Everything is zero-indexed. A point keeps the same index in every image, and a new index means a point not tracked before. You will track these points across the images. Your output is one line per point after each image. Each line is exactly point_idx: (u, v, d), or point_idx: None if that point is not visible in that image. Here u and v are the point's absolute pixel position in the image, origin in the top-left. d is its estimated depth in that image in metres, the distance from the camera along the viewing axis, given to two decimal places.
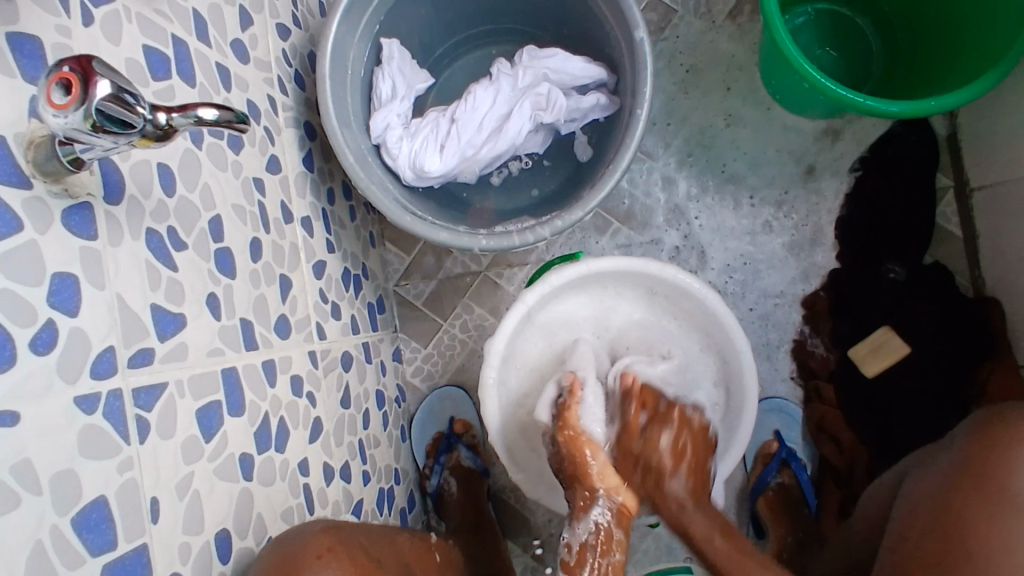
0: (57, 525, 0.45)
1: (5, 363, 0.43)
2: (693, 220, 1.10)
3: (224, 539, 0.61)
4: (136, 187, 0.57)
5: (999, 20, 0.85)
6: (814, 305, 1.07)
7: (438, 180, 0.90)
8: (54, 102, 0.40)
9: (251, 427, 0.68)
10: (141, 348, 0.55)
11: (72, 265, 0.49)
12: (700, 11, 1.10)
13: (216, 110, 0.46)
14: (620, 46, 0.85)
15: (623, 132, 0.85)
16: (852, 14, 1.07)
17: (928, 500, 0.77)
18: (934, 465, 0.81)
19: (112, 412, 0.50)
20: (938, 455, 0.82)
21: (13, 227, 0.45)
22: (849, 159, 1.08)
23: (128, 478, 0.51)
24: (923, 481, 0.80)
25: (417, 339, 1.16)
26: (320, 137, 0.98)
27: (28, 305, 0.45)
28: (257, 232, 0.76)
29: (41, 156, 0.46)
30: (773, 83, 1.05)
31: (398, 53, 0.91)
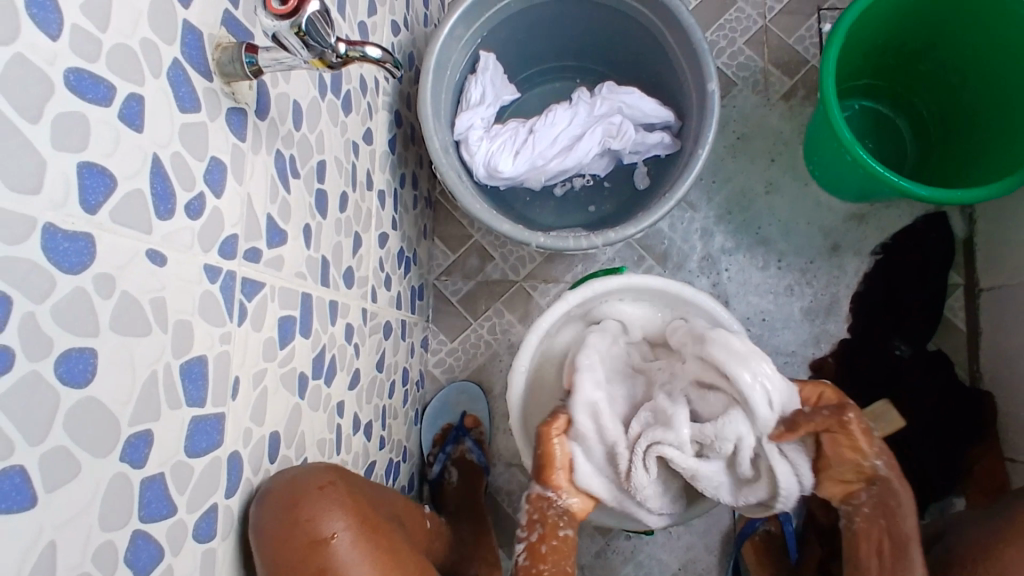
0: (170, 364, 0.50)
1: (167, 213, 0.49)
2: (721, 271, 1.19)
3: (274, 441, 0.66)
4: (275, 112, 0.65)
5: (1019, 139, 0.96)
6: (821, 368, 1.14)
7: (506, 182, 0.99)
8: (272, 8, 0.48)
9: (311, 352, 0.74)
10: (253, 246, 0.61)
11: (223, 155, 0.56)
12: (758, 88, 1.22)
13: (379, 51, 0.55)
14: (691, 94, 0.95)
15: (682, 169, 0.94)
16: (894, 116, 1.19)
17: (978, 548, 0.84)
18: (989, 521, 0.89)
19: (225, 289, 0.56)
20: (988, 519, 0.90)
21: (194, 106, 0.52)
22: (872, 242, 1.17)
23: (224, 350, 0.56)
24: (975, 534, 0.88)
25: (445, 332, 1.23)
26: (404, 126, 1.07)
27: (191, 173, 0.52)
28: (346, 187, 0.84)
29: (225, 58, 0.54)
30: (815, 160, 1.15)
31: (492, 65, 1.01)
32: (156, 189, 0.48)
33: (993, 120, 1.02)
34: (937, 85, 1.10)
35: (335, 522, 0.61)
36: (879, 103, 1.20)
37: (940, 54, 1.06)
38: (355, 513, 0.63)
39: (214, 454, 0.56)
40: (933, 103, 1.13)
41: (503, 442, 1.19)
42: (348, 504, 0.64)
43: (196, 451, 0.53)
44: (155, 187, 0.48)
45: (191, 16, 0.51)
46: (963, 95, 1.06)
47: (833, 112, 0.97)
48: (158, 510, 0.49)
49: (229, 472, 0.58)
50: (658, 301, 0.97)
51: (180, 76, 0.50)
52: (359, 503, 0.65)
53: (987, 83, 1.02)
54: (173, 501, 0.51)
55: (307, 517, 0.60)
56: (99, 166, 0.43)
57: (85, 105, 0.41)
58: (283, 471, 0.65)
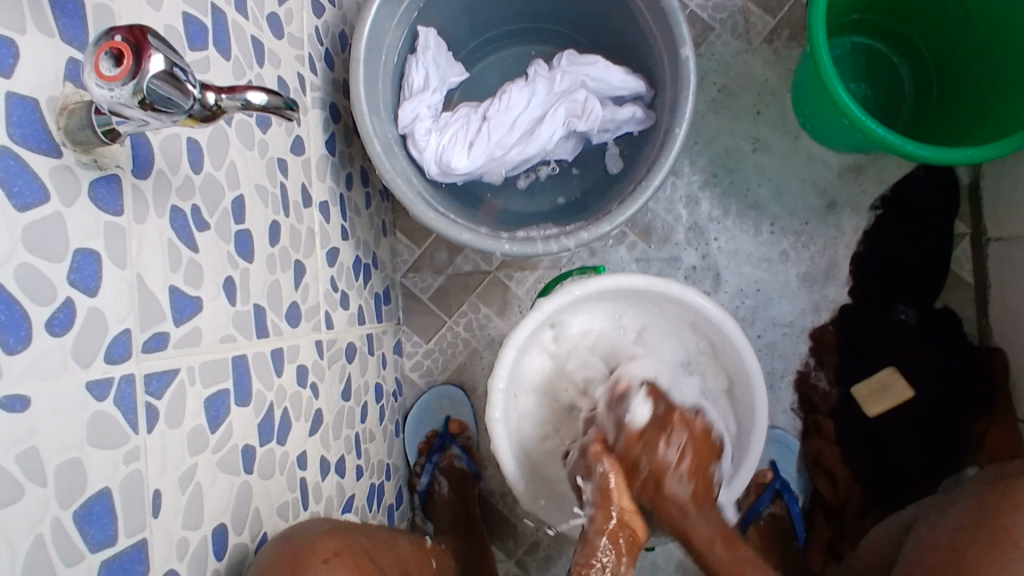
0: (60, 517, 0.42)
1: (20, 343, 0.40)
2: (709, 241, 1.09)
3: (221, 535, 0.59)
4: (164, 162, 0.54)
5: None
6: (821, 338, 1.07)
7: (462, 178, 0.87)
8: (101, 72, 0.37)
9: (255, 417, 0.66)
10: (156, 332, 0.52)
11: (95, 240, 0.46)
12: (738, 31, 1.08)
13: (266, 95, 0.44)
14: (662, 60, 0.83)
15: (657, 149, 0.82)
16: (890, 52, 1.07)
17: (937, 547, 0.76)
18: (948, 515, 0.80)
19: (123, 399, 0.48)
20: (948, 508, 0.82)
21: (40, 197, 0.42)
22: (871, 196, 1.07)
23: (133, 469, 0.48)
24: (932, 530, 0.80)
25: (419, 333, 1.14)
26: (344, 120, 0.95)
27: (48, 282, 0.42)
28: (277, 215, 0.74)
29: (73, 124, 0.43)
30: (805, 113, 1.04)
31: (434, 43, 0.88)
32: None
33: (1003, 55, 0.90)
34: (937, 15, 0.97)
35: None
36: (873, 39, 1.07)
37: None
38: None
39: None
40: (933, 36, 1.01)
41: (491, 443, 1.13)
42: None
43: None
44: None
45: (17, 86, 0.41)
46: (967, 25, 0.94)
47: (824, 65, 0.85)
48: None
49: None
50: (644, 298, 0.89)
51: (14, 167, 0.40)
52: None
53: (996, 10, 0.89)
54: None
55: None
56: None
57: None
58: (288, 535, 0.62)
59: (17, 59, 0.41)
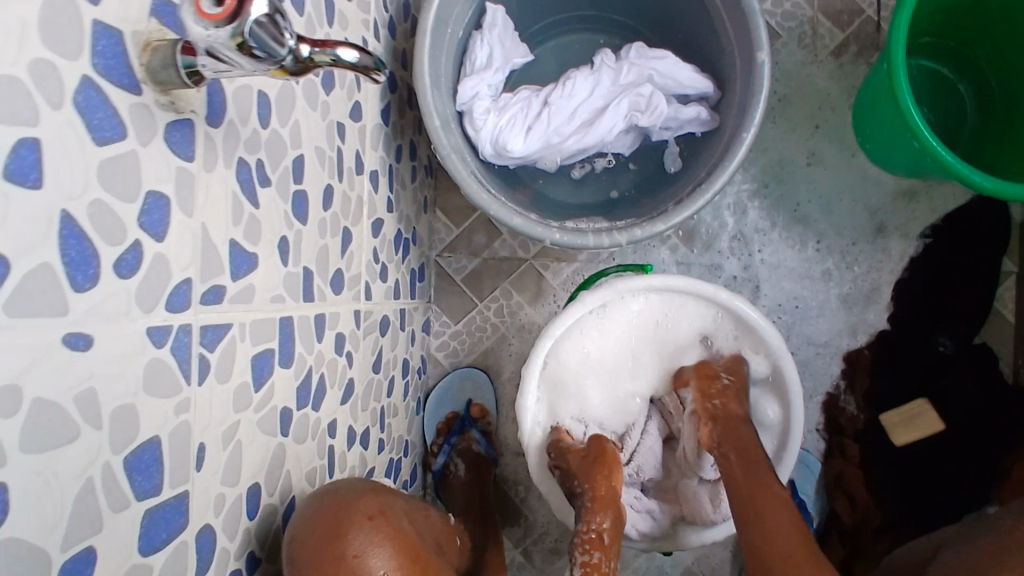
0: (111, 464, 0.41)
1: (88, 281, 0.38)
2: (752, 252, 1.08)
3: (254, 494, 0.58)
4: (236, 112, 0.53)
5: None
6: (855, 361, 1.05)
7: (516, 161, 0.86)
8: (203, 11, 0.36)
9: (295, 380, 0.65)
10: (214, 284, 0.51)
11: (166, 184, 0.45)
12: (805, 42, 1.06)
13: (356, 53, 0.43)
14: (734, 62, 0.81)
15: (720, 152, 0.81)
16: (955, 79, 1.05)
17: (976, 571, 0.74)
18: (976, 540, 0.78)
19: (178, 348, 0.47)
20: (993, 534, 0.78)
21: (117, 134, 0.40)
22: (922, 223, 1.05)
23: (182, 420, 0.47)
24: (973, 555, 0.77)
25: (448, 314, 1.14)
26: (399, 90, 0.94)
27: (119, 221, 0.41)
28: (331, 179, 0.73)
29: (157, 62, 0.42)
30: (866, 132, 1.01)
31: (501, 21, 0.87)
32: (69, 256, 0.37)
33: None
34: (1003, 48, 0.95)
35: (378, 559, 0.59)
36: (941, 64, 1.05)
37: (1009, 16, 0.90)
38: (400, 552, 0.60)
39: (178, 541, 0.48)
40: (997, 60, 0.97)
41: (510, 431, 1.13)
42: (394, 541, 0.61)
43: (150, 546, 0.45)
44: (68, 252, 0.37)
45: (104, 14, 0.39)
46: None
47: (900, 84, 0.83)
48: None
49: (199, 550, 0.50)
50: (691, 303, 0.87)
51: (95, 99, 0.38)
52: (405, 539, 0.63)
53: None
54: None
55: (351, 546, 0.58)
56: None
57: None
58: (338, 488, 0.65)
59: None
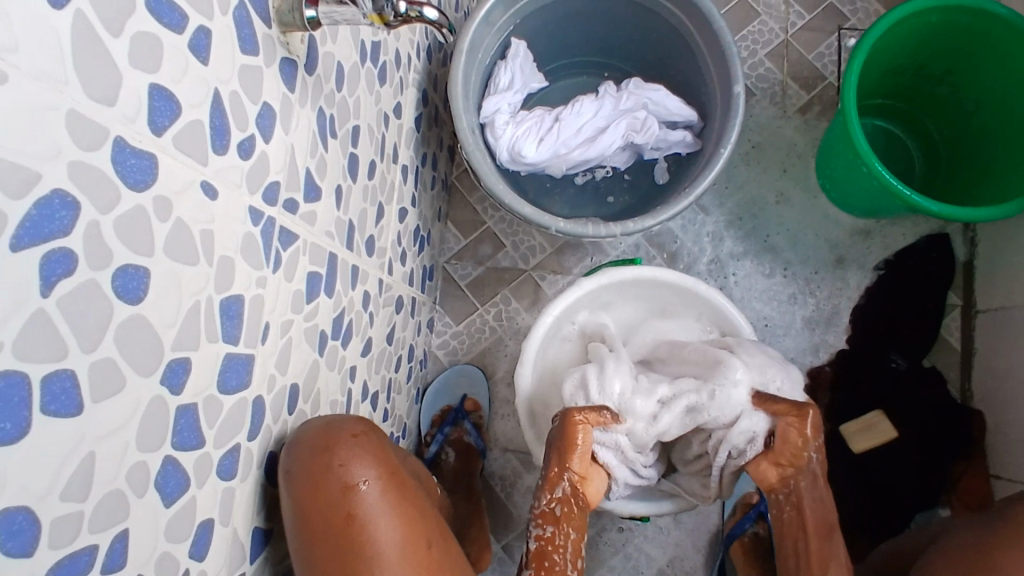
0: (212, 298, 0.50)
1: (221, 148, 0.50)
2: (727, 275, 1.21)
3: (294, 393, 0.67)
4: (322, 70, 0.66)
5: None
6: (818, 377, 1.17)
7: (529, 166, 1.00)
8: None
9: (332, 311, 0.75)
10: (291, 197, 0.62)
11: (273, 101, 0.57)
12: (775, 100, 1.24)
13: (436, 13, 0.56)
14: (716, 94, 0.97)
15: (702, 167, 0.96)
16: (903, 135, 1.23)
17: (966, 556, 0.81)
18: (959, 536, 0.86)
19: (264, 233, 0.57)
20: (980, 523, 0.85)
21: (253, 50, 0.53)
22: (876, 259, 1.20)
23: (258, 293, 0.57)
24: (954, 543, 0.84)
25: (451, 315, 1.24)
26: (430, 106, 1.09)
27: (244, 115, 0.53)
28: (375, 156, 0.85)
29: (286, 7, 0.55)
30: (827, 175, 1.17)
31: (523, 53, 1.03)
32: (214, 124, 0.49)
33: (1005, 131, 1.04)
34: (949, 107, 1.14)
35: (365, 471, 0.64)
36: (891, 122, 1.23)
37: (958, 77, 1.09)
38: (384, 465, 0.66)
39: (241, 395, 0.56)
40: (940, 119, 1.17)
41: (500, 428, 1.20)
42: (378, 457, 0.67)
43: (225, 388, 0.54)
44: (214, 121, 0.49)
45: None
46: (973, 110, 1.10)
47: (853, 126, 0.97)
48: (188, 440, 0.49)
49: (252, 416, 0.59)
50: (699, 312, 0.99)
51: (244, 18, 0.51)
52: (388, 458, 0.68)
53: (993, 94, 1.05)
54: (202, 433, 0.51)
55: (340, 459, 0.63)
56: (167, 90, 0.43)
57: (160, 27, 0.42)
58: (322, 417, 0.70)
59: None
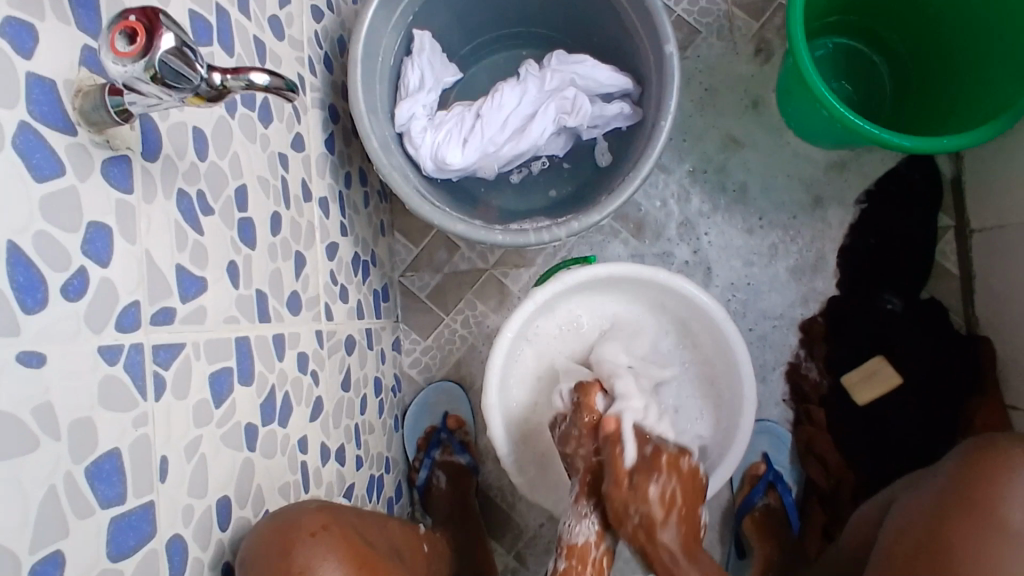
0: (72, 472, 0.44)
1: (38, 305, 0.43)
2: (700, 236, 1.12)
3: (224, 506, 0.61)
4: (171, 148, 0.57)
5: (1009, 46, 0.91)
6: (811, 329, 1.10)
7: (458, 173, 0.90)
8: (116, 49, 0.40)
9: (258, 398, 0.68)
10: (163, 306, 0.55)
11: (107, 216, 0.49)
12: (723, 34, 1.12)
13: (267, 75, 0.47)
14: (647, 57, 0.87)
15: (645, 142, 0.85)
16: (868, 52, 1.15)
17: (916, 522, 0.78)
18: (924, 490, 0.81)
19: (132, 366, 0.50)
20: (926, 482, 0.83)
21: (57, 171, 0.45)
22: (855, 191, 1.11)
23: (141, 433, 0.51)
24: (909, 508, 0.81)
25: (417, 330, 1.17)
26: (343, 121, 0.99)
27: (64, 249, 0.45)
28: (279, 206, 0.77)
29: (88, 105, 0.47)
30: (790, 111, 1.07)
31: (429, 45, 0.92)
32: (18, 282, 0.41)
33: (975, 32, 0.96)
34: (909, 13, 1.05)
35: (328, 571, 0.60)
36: (852, 39, 1.15)
37: None
38: (349, 560, 0.62)
39: (148, 548, 0.51)
40: (903, 27, 1.08)
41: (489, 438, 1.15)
42: (340, 551, 0.63)
43: (118, 552, 0.48)
44: (17, 278, 0.41)
45: (36, 67, 0.44)
46: (933, 13, 1.01)
47: (802, 63, 0.88)
48: None
49: (170, 558, 0.53)
50: (666, 295, 0.91)
51: (33, 141, 0.43)
52: (352, 547, 0.65)
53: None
54: None
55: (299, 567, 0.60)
56: None
57: None
58: (279, 511, 0.65)
59: (36, 43, 0.44)
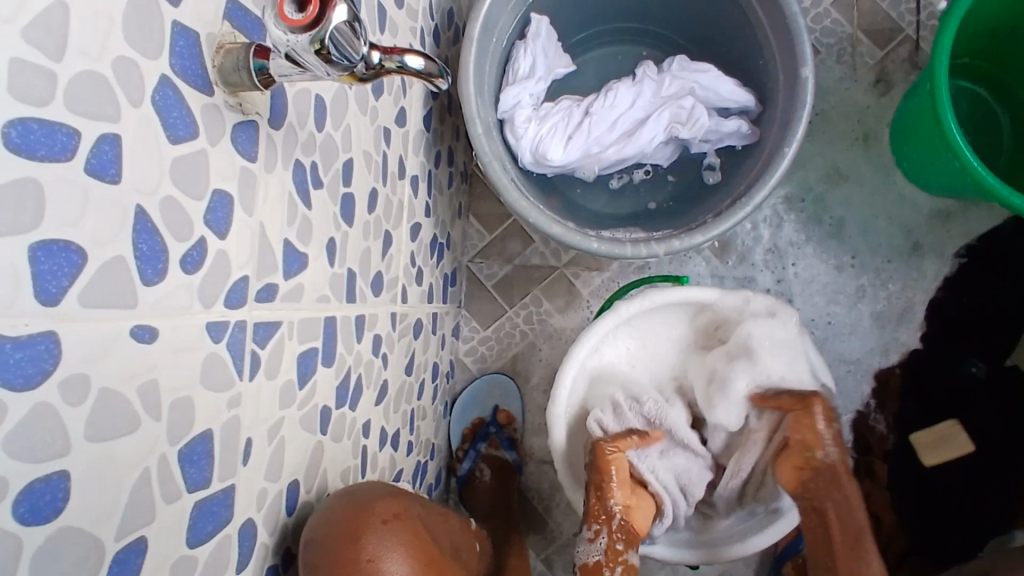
0: (166, 454, 0.42)
1: (156, 275, 0.40)
2: (786, 267, 1.07)
3: (293, 491, 0.59)
4: (294, 115, 0.54)
5: None
6: (887, 381, 1.05)
7: (555, 170, 0.86)
8: (286, 16, 0.37)
9: (335, 380, 0.66)
10: (267, 283, 0.52)
11: (230, 184, 0.46)
12: (845, 58, 1.06)
13: (422, 60, 0.44)
14: (777, 77, 0.81)
15: (761, 167, 0.81)
16: (991, 99, 1.08)
17: None
18: None
19: (233, 344, 0.48)
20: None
21: (189, 132, 0.42)
22: (960, 244, 1.04)
23: (233, 415, 0.48)
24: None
25: (477, 319, 1.14)
26: (441, 97, 0.95)
27: (187, 218, 0.42)
28: (376, 182, 0.74)
29: (229, 64, 0.44)
30: (905, 151, 1.01)
31: (545, 32, 0.88)
32: (141, 250, 0.38)
33: None
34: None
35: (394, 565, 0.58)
36: (971, 81, 1.09)
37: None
38: (415, 558, 0.60)
39: (223, 533, 0.49)
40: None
41: (536, 439, 1.13)
42: (409, 547, 0.61)
43: (197, 539, 0.46)
44: (140, 247, 0.38)
45: (182, 17, 0.41)
46: None
47: (943, 104, 0.81)
48: None
49: (241, 543, 0.51)
50: (721, 317, 0.90)
51: (171, 98, 0.40)
52: (419, 545, 0.62)
53: None
54: None
55: (368, 554, 0.57)
56: (63, 239, 0.33)
57: (38, 164, 0.32)
58: (350, 491, 0.63)
59: None
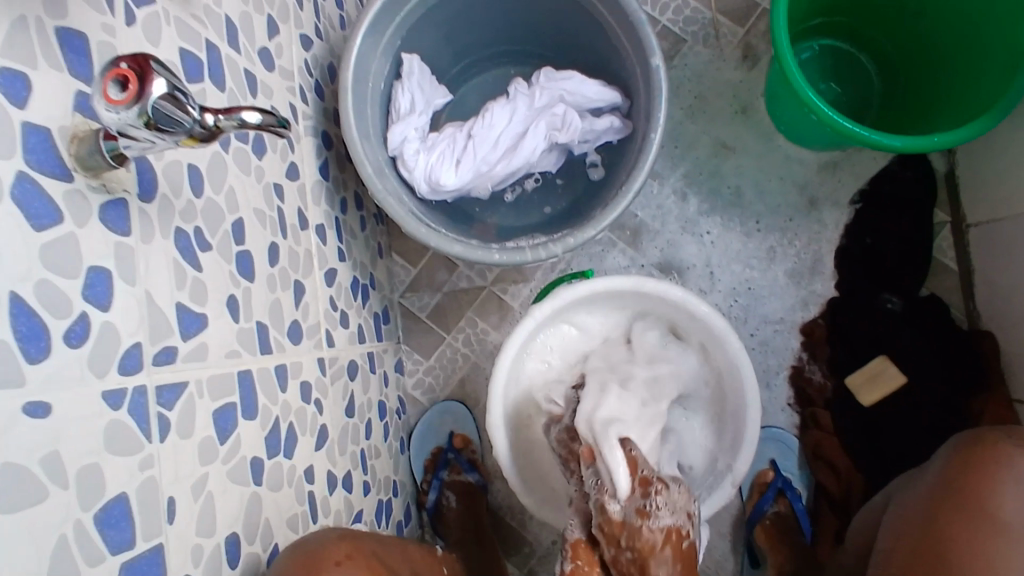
0: (81, 520, 0.44)
1: (41, 353, 0.42)
2: (697, 244, 1.12)
3: (233, 543, 0.61)
4: (168, 187, 0.57)
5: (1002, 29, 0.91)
6: (811, 332, 1.10)
7: (452, 194, 0.90)
8: (110, 96, 0.40)
9: (262, 431, 0.68)
10: (165, 346, 0.55)
11: (106, 260, 0.49)
12: (709, 41, 1.13)
13: (260, 114, 0.47)
14: (635, 71, 0.87)
15: (636, 155, 0.85)
16: (854, 51, 1.15)
17: (914, 524, 0.78)
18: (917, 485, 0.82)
19: (136, 408, 0.50)
20: (920, 476, 0.84)
21: (55, 218, 0.45)
22: (850, 191, 1.11)
23: (148, 475, 0.50)
24: (911, 506, 0.81)
25: (419, 351, 1.17)
26: (335, 146, 0.99)
27: (65, 296, 0.45)
28: (275, 237, 0.77)
29: (85, 150, 0.46)
30: (780, 116, 1.08)
31: (418, 68, 0.92)
32: (21, 331, 0.41)
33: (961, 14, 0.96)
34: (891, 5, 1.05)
35: None
36: (832, 38, 1.16)
37: None
38: None
39: None
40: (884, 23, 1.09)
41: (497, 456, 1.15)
42: None
43: None
44: (20, 328, 0.41)
45: (31, 116, 0.44)
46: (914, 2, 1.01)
47: (789, 68, 0.88)
48: None
49: None
50: (636, 299, 0.93)
51: (31, 190, 0.43)
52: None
53: None
54: None
55: None
56: None
57: None
58: (301, 541, 0.65)
59: (31, 92, 0.44)
